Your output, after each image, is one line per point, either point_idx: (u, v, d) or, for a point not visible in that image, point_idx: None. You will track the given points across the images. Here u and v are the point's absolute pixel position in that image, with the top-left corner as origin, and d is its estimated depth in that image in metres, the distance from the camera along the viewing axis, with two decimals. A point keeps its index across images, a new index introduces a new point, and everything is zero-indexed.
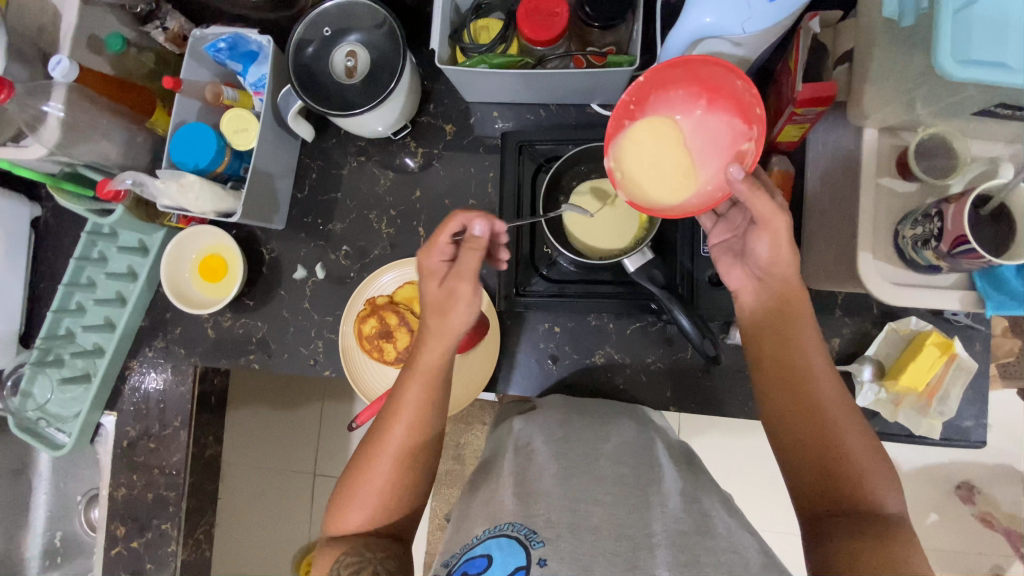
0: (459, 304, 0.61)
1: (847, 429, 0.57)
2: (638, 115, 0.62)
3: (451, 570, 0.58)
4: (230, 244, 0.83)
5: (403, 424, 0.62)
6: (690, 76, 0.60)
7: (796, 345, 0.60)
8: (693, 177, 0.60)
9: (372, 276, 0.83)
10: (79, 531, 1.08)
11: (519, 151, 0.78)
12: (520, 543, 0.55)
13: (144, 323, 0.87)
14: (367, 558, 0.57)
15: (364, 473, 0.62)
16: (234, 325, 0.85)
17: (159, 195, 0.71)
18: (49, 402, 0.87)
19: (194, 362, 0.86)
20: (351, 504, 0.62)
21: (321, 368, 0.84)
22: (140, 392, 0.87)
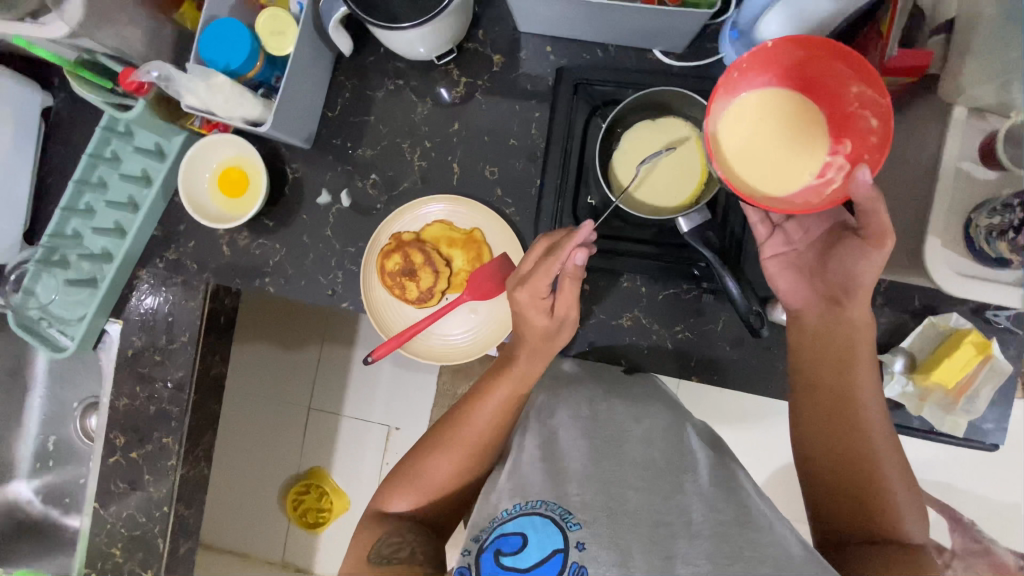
0: (563, 334, 0.68)
1: (889, 470, 0.58)
2: (736, 89, 0.60)
3: (480, 546, 0.57)
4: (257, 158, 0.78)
5: (471, 434, 0.68)
6: (799, 67, 0.58)
7: (852, 381, 0.61)
8: (774, 177, 0.60)
9: (395, 216, 0.79)
10: (74, 438, 1.05)
11: (574, 90, 0.74)
12: (555, 526, 0.56)
13: (157, 233, 0.83)
14: (408, 542, 0.65)
15: (432, 455, 0.69)
16: (251, 246, 0.82)
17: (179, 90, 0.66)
18: (52, 303, 0.84)
19: (207, 278, 0.82)
20: (402, 488, 0.69)
21: (338, 299, 0.81)
22: (147, 302, 0.84)
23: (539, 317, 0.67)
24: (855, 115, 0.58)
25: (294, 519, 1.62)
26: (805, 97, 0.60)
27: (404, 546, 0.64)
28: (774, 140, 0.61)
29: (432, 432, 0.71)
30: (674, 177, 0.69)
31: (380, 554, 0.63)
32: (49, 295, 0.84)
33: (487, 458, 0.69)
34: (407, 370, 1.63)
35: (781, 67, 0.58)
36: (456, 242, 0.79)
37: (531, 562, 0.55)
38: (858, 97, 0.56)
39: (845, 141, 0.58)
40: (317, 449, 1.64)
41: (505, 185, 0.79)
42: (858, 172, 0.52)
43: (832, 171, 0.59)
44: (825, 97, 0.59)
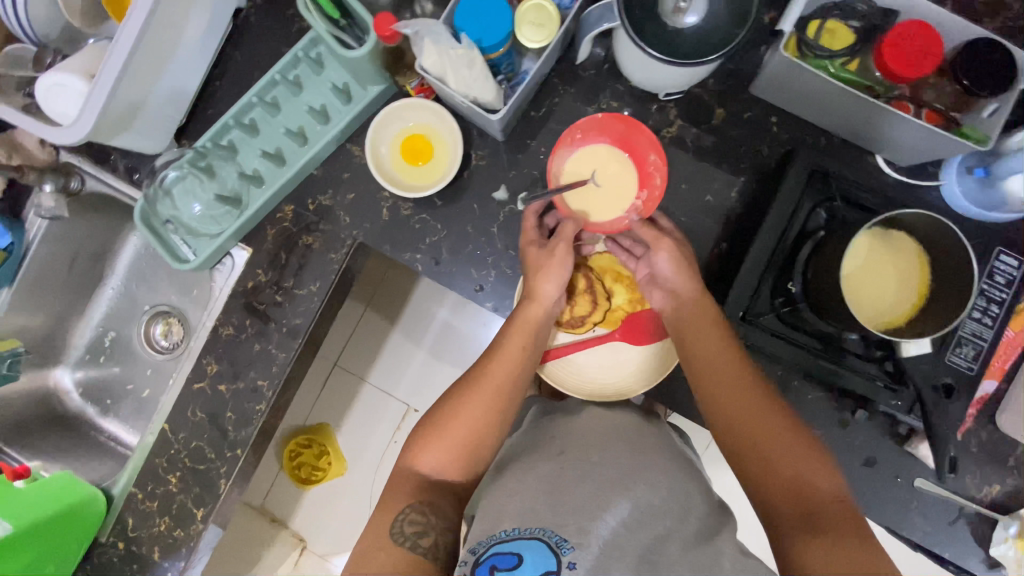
0: (554, 261, 0.70)
1: (782, 446, 0.60)
2: (578, 140, 0.73)
3: (477, 561, 0.61)
4: (453, 133, 0.75)
5: (479, 395, 0.69)
6: (607, 127, 0.73)
7: (715, 344, 0.65)
8: (610, 214, 0.73)
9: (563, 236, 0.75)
10: (134, 341, 1.00)
11: (809, 176, 0.69)
12: (548, 548, 0.60)
13: (317, 173, 0.79)
14: (429, 523, 0.65)
15: (455, 415, 0.70)
16: (412, 218, 0.78)
17: (424, 52, 0.62)
18: (182, 209, 0.79)
19: (356, 235, 0.79)
20: (426, 447, 0.69)
21: (483, 299, 0.79)
22: (285, 240, 0.79)
23: (543, 271, 0.71)
24: (652, 176, 0.73)
25: (286, 471, 1.61)
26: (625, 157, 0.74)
27: (426, 531, 0.64)
28: (617, 185, 0.74)
29: (447, 395, 0.72)
30: (891, 294, 0.63)
31: (404, 532, 0.64)
32: (186, 204, 0.79)
33: (504, 410, 0.70)
34: (442, 361, 1.58)
35: (608, 131, 0.73)
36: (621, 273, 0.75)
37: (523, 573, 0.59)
38: (653, 163, 0.72)
39: (643, 193, 0.73)
40: (330, 405, 1.62)
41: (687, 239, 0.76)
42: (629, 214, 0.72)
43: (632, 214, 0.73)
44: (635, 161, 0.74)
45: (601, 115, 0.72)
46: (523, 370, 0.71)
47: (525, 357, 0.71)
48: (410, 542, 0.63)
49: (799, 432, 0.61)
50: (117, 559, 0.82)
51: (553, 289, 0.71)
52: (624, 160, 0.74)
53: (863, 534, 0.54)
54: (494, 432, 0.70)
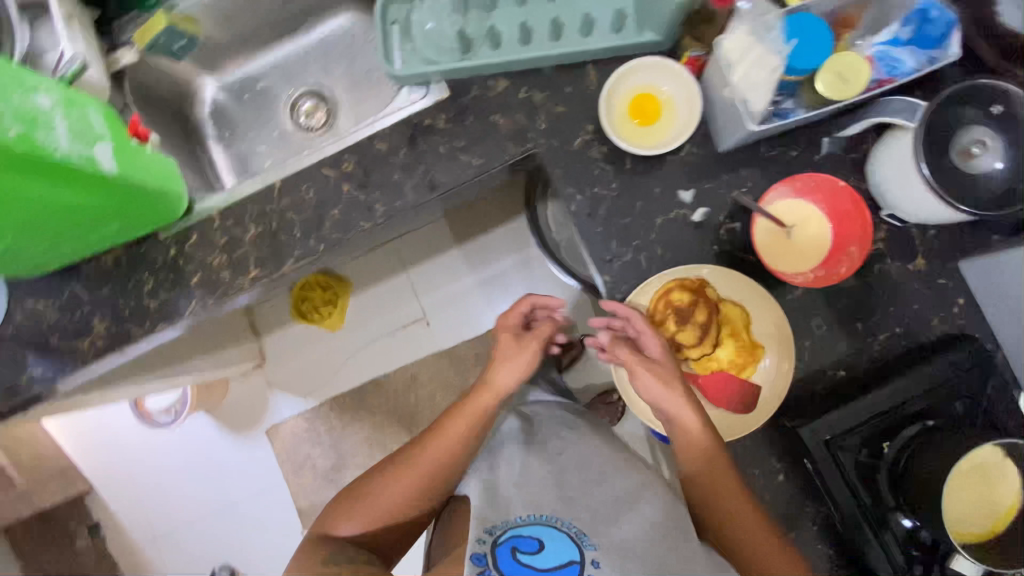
0: (518, 358, 0.84)
1: (751, 533, 0.68)
2: (805, 189, 0.72)
3: (495, 540, 0.72)
4: (689, 116, 0.74)
5: (431, 456, 0.80)
6: (839, 195, 0.70)
7: (695, 433, 0.70)
8: (777, 263, 0.72)
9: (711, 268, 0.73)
10: (278, 103, 1.02)
11: (969, 365, 0.68)
12: (568, 539, 0.72)
13: (545, 71, 0.79)
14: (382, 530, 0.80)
15: (374, 493, 0.80)
16: (598, 163, 0.77)
17: (735, 32, 0.63)
18: (415, 19, 0.80)
19: (540, 144, 0.79)
20: (366, 484, 0.82)
21: (607, 272, 0.76)
22: (480, 108, 0.80)
23: (510, 362, 0.84)
24: (837, 264, 0.70)
25: (290, 297, 1.63)
26: (830, 229, 0.71)
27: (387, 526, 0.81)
28: (802, 248, 0.72)
29: (420, 438, 0.83)
30: (972, 508, 0.63)
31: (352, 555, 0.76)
32: (420, 19, 0.80)
33: (460, 455, 0.81)
34: (480, 299, 1.59)
35: (836, 200, 0.70)
36: (743, 332, 0.73)
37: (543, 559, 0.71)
38: (847, 254, 0.70)
39: (819, 270, 0.71)
40: (362, 269, 1.62)
41: (818, 350, 0.74)
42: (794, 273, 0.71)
43: (796, 277, 0.71)
44: (834, 242, 0.71)
45: (843, 184, 0.70)
46: (469, 446, 0.82)
47: (463, 443, 0.81)
48: None
49: (761, 517, 0.69)
50: (159, 262, 0.83)
51: (511, 377, 0.84)
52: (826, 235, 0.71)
53: None
54: (472, 447, 0.82)
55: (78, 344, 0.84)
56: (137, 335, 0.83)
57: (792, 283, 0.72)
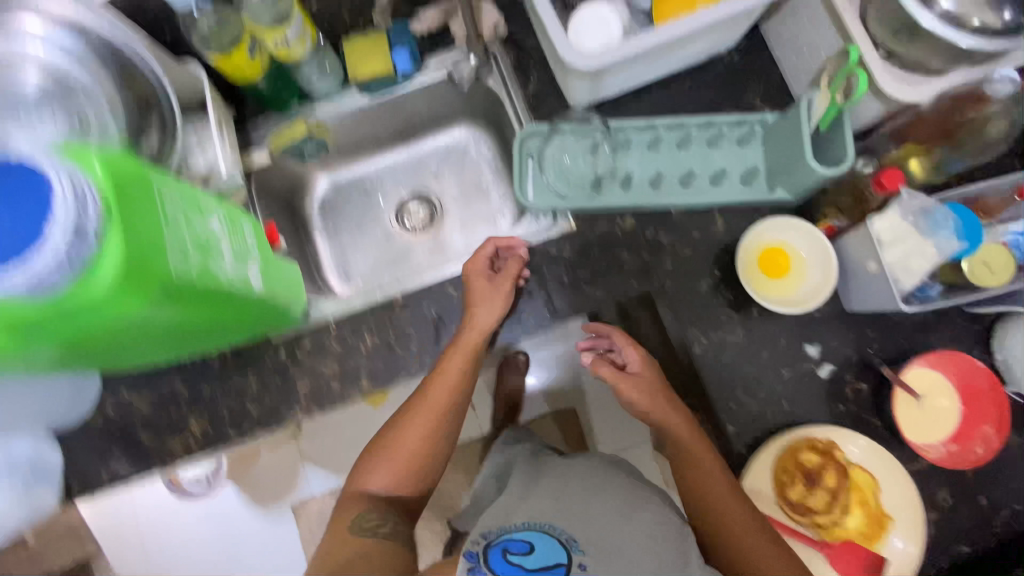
0: (493, 288, 0.77)
1: (729, 510, 0.67)
2: (946, 363, 0.72)
3: (488, 544, 0.66)
4: (825, 281, 0.73)
5: (421, 416, 0.74)
6: (976, 374, 0.72)
7: (684, 435, 0.74)
8: (915, 433, 0.72)
9: (846, 432, 0.73)
10: (384, 202, 1.04)
11: None
12: (559, 543, 0.64)
13: (674, 213, 0.81)
14: (383, 517, 0.69)
15: (402, 435, 0.74)
16: (724, 308, 0.78)
17: (884, 215, 0.66)
18: (550, 152, 0.83)
19: (667, 283, 0.80)
20: (374, 467, 0.73)
21: (730, 420, 0.76)
22: (607, 242, 0.82)
23: (478, 303, 0.77)
24: (971, 441, 0.71)
25: None
26: (961, 405, 0.72)
27: (381, 523, 0.68)
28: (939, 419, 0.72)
29: (393, 423, 0.76)
30: None
31: (362, 527, 0.67)
32: (555, 154, 0.83)
33: (457, 412, 0.76)
34: None
35: (974, 378, 0.71)
36: (871, 501, 0.72)
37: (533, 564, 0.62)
38: (981, 433, 0.71)
39: (953, 445, 0.72)
40: None
41: (942, 522, 0.73)
42: (930, 447, 0.72)
43: (932, 450, 0.72)
44: (968, 416, 0.72)
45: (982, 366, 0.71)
46: (463, 388, 0.75)
47: (459, 387, 0.75)
48: (370, 531, 0.66)
49: (746, 501, 0.69)
50: (268, 365, 0.81)
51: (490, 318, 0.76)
52: (963, 409, 0.72)
53: None
54: (459, 412, 0.76)
55: (169, 442, 0.81)
56: (234, 439, 0.81)
57: (924, 453, 0.72)
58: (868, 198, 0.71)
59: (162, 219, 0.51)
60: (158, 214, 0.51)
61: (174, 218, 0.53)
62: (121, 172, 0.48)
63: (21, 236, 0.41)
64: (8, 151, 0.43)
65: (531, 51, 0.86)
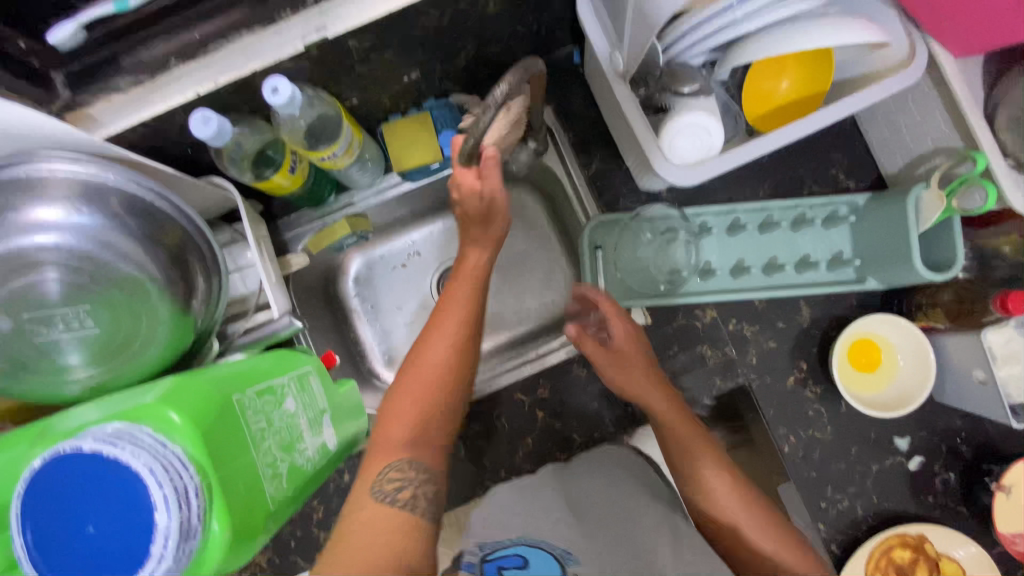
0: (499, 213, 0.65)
1: (714, 483, 0.62)
2: None
3: (484, 557, 0.60)
4: (924, 379, 0.69)
5: (446, 398, 0.60)
6: None
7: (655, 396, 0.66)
8: (1009, 524, 0.71)
9: (937, 528, 0.72)
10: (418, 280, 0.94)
11: None
12: (552, 558, 0.58)
13: (756, 304, 0.76)
14: (410, 478, 0.55)
15: (422, 357, 0.61)
16: (811, 403, 0.76)
17: (1001, 329, 0.64)
18: (621, 244, 0.75)
19: (753, 380, 0.76)
20: (402, 400, 0.59)
21: (820, 518, 0.75)
22: (689, 338, 0.76)
23: (466, 257, 0.68)
24: None
25: None
26: None
27: (405, 484, 0.54)
28: None
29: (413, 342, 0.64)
30: None
31: (384, 489, 0.53)
32: (627, 246, 0.75)
33: (469, 349, 0.63)
34: None
35: None
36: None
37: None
38: None
39: None
40: None
41: None
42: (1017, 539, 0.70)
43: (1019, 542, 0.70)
44: None
45: None
46: (466, 352, 0.62)
47: (458, 344, 0.62)
48: (387, 497, 0.53)
49: (721, 458, 0.64)
50: (334, 490, 0.76)
51: (481, 262, 0.67)
52: None
53: None
54: (474, 346, 0.64)
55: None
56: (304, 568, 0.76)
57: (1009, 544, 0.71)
58: (969, 299, 0.68)
59: (250, 446, 0.44)
60: (246, 443, 0.44)
61: (259, 435, 0.46)
62: (202, 417, 0.40)
63: (124, 555, 0.34)
64: (78, 443, 0.35)
65: (594, 124, 0.78)
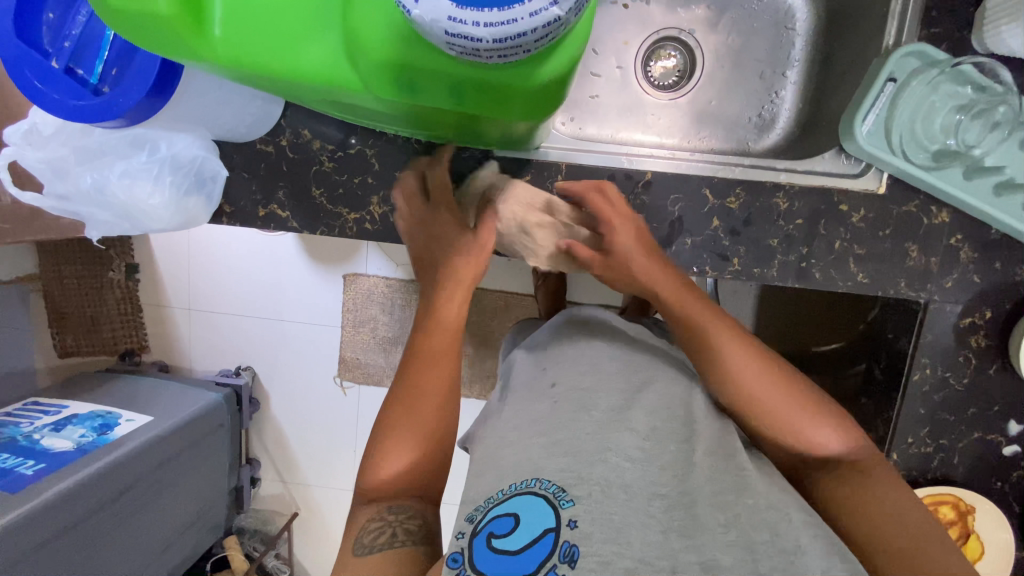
0: (477, 254, 0.67)
1: (742, 363, 0.58)
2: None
3: (473, 529, 0.53)
4: None
5: (426, 402, 0.61)
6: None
7: (666, 275, 0.63)
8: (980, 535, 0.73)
9: (992, 510, 0.73)
10: (633, 26, 0.82)
11: None
12: (546, 503, 0.52)
13: (992, 230, 0.67)
14: (389, 520, 0.57)
15: (415, 401, 0.61)
16: (970, 351, 0.70)
17: None
18: (918, 90, 0.64)
19: (934, 301, 0.69)
20: (388, 454, 0.60)
21: (898, 451, 0.73)
22: (905, 226, 0.67)
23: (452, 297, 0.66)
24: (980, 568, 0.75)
25: None
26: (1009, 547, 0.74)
27: (390, 533, 0.57)
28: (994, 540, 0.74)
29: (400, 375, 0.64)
30: None
31: (367, 541, 0.56)
32: (919, 95, 0.64)
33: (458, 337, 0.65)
34: None
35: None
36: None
37: (522, 544, 0.50)
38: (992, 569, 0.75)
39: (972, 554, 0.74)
40: None
41: None
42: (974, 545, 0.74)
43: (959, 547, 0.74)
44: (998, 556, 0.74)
45: None
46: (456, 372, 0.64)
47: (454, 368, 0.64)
48: (376, 545, 0.55)
49: (753, 344, 0.60)
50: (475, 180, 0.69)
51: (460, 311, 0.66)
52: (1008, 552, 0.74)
53: (881, 468, 0.55)
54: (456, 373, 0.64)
55: (338, 212, 0.70)
56: (406, 239, 0.70)
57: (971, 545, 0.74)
58: None
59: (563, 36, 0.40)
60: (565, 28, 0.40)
61: None
62: None
63: None
64: None
65: None
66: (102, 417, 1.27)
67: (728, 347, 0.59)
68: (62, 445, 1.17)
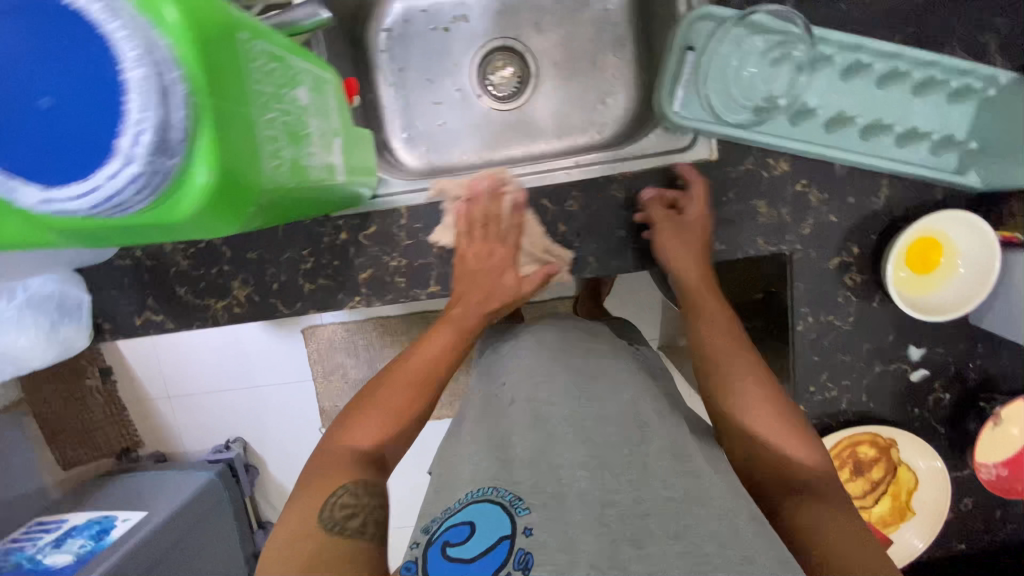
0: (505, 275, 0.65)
1: (738, 362, 0.57)
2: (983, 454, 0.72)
3: (429, 541, 0.46)
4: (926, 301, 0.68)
5: (396, 394, 0.56)
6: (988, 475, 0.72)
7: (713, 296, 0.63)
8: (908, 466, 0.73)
9: (913, 439, 0.72)
10: (460, 46, 0.81)
11: None
12: (501, 511, 0.46)
13: (835, 167, 0.66)
14: (364, 502, 0.48)
15: (392, 385, 0.57)
16: (847, 289, 0.69)
17: None
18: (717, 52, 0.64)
19: (797, 250, 0.68)
20: (365, 420, 0.54)
21: (806, 402, 0.72)
22: (747, 185, 0.67)
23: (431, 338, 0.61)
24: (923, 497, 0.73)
25: None
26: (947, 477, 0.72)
27: (361, 513, 0.47)
28: (927, 470, 0.72)
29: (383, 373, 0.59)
30: None
31: (328, 516, 0.46)
32: (721, 57, 0.64)
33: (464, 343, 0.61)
34: None
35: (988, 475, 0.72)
36: (903, 496, 0.74)
37: (475, 555, 0.44)
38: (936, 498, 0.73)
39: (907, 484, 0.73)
40: None
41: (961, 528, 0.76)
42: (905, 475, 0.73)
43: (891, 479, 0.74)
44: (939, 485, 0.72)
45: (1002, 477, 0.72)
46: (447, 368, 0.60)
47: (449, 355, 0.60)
48: (332, 527, 0.46)
49: (755, 355, 0.58)
50: (324, 243, 0.70)
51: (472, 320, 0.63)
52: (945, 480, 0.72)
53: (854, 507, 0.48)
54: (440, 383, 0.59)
55: (206, 304, 0.72)
56: (276, 313, 0.72)
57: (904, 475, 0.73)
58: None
59: (246, 114, 0.35)
60: (241, 106, 0.34)
61: (263, 97, 0.37)
62: (203, 27, 0.31)
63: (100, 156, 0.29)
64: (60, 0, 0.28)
65: None
66: (100, 523, 1.34)
67: (737, 353, 0.58)
68: (63, 559, 1.23)
